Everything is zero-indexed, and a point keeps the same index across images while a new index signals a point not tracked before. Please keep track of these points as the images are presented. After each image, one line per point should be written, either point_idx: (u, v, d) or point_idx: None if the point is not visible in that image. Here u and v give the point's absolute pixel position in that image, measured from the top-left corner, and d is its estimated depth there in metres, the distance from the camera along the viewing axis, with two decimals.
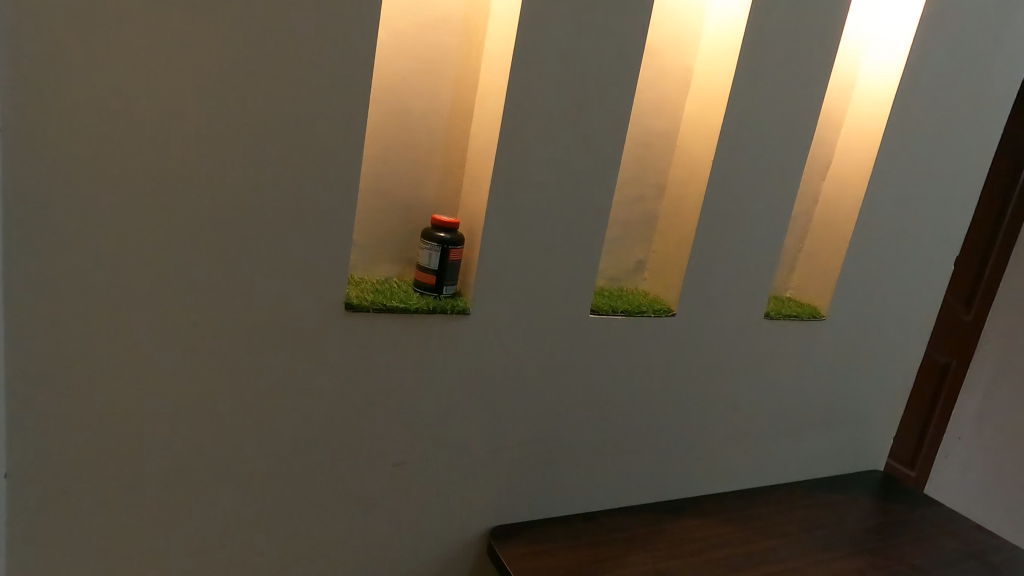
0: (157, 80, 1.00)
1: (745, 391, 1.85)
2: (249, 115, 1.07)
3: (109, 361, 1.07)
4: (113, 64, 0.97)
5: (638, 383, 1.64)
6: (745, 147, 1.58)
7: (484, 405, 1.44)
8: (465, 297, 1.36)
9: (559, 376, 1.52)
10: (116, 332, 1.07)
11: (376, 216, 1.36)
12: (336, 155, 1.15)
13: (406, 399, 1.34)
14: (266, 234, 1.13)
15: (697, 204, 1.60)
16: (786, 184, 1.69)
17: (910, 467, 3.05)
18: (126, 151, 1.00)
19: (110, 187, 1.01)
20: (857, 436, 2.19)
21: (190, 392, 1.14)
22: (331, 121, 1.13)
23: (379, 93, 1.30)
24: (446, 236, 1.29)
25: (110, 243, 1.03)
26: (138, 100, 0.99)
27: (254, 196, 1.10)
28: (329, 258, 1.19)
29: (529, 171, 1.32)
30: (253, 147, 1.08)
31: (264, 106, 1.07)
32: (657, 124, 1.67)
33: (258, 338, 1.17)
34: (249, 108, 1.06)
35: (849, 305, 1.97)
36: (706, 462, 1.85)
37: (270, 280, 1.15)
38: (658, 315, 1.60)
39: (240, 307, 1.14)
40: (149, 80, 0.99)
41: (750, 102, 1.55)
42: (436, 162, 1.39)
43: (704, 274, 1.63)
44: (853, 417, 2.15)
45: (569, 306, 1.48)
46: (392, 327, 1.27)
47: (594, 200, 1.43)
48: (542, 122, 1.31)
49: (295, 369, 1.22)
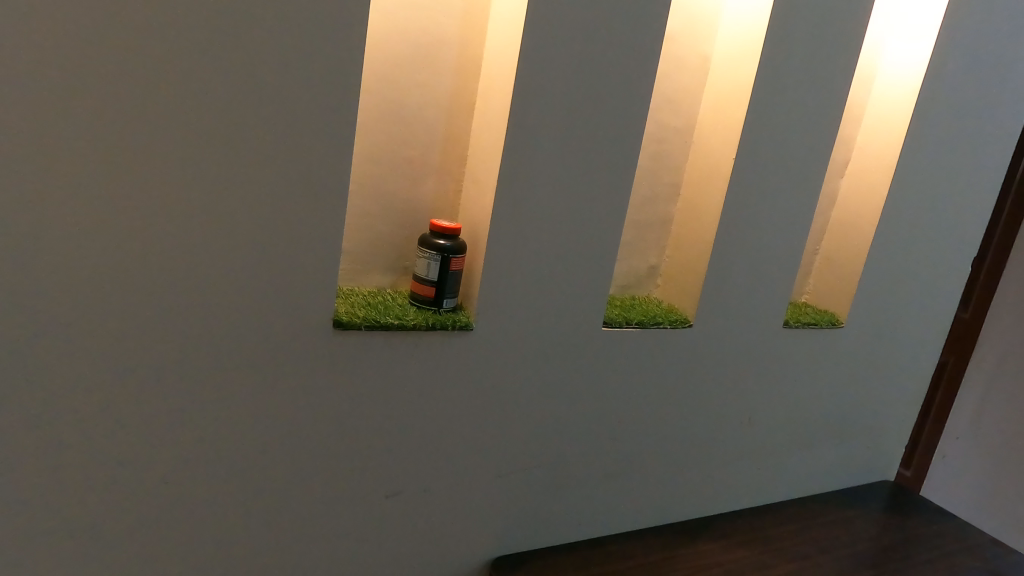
0: (112, 62, 0.84)
1: (761, 404, 1.75)
2: (224, 104, 0.91)
3: (60, 398, 0.91)
4: (63, 47, 0.81)
5: (652, 399, 1.53)
6: (768, 144, 1.47)
7: (489, 428, 1.31)
8: (467, 310, 1.23)
9: (567, 393, 1.39)
10: (69, 363, 0.90)
11: (367, 220, 1.21)
12: (326, 154, 1.00)
13: (404, 424, 1.21)
14: (245, 245, 0.98)
15: (717, 207, 1.48)
16: (810, 184, 1.58)
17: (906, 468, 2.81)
18: (77, 151, 0.84)
19: (56, 193, 0.85)
20: (870, 446, 2.10)
21: (160, 428, 0.99)
22: (321, 113, 0.98)
23: (371, 80, 1.14)
24: (446, 243, 1.15)
25: (60, 260, 0.87)
26: (93, 89, 0.83)
27: (232, 201, 0.95)
28: (318, 270, 1.05)
29: (540, 171, 1.19)
30: (233, 145, 0.93)
31: (244, 96, 0.92)
32: (673, 119, 1.55)
33: (236, 364, 1.02)
34: (226, 100, 0.91)
35: (869, 311, 1.87)
36: (718, 478, 1.75)
37: (251, 296, 1.00)
38: (674, 326, 1.49)
39: (216, 329, 0.99)
40: (105, 66, 0.83)
41: (775, 95, 1.43)
42: (434, 160, 1.25)
43: (723, 281, 1.52)
44: (867, 427, 2.06)
45: (580, 319, 1.35)
46: (389, 346, 1.13)
47: (611, 204, 1.30)
48: (556, 116, 1.18)
49: (281, 397, 1.07)
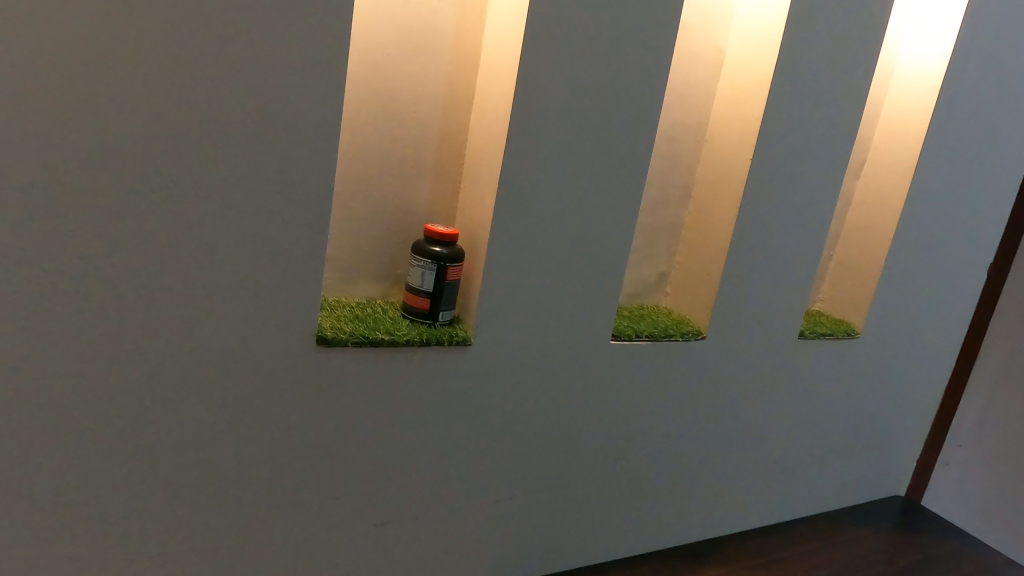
0: (77, 54, 0.74)
1: (775, 418, 1.65)
2: (198, 98, 0.81)
3: (16, 433, 0.80)
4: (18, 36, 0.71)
5: (662, 415, 1.43)
6: (787, 143, 1.37)
7: (489, 450, 1.21)
8: (464, 323, 1.12)
9: (570, 412, 1.29)
10: (25, 393, 0.80)
11: (355, 226, 1.10)
12: (311, 151, 0.90)
13: (396, 448, 1.10)
14: (221, 254, 0.87)
15: (733, 211, 1.38)
16: (829, 186, 1.48)
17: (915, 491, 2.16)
18: (35, 152, 0.75)
19: (13, 200, 0.75)
20: (883, 460, 2.01)
21: (126, 461, 0.88)
22: (306, 105, 0.88)
23: (360, 72, 1.03)
24: (442, 251, 1.05)
25: (16, 276, 0.77)
26: (52, 83, 0.74)
27: (206, 205, 0.85)
28: (301, 281, 0.94)
29: (545, 172, 1.09)
30: (207, 142, 0.83)
31: (221, 90, 0.82)
32: (684, 116, 1.45)
33: (212, 388, 0.91)
34: (199, 91, 0.81)
35: (885, 320, 1.79)
36: (728, 497, 1.65)
37: (228, 310, 0.90)
38: (686, 338, 1.39)
39: (189, 349, 0.88)
40: (66, 56, 0.74)
41: (794, 90, 1.34)
42: (428, 158, 1.13)
43: (737, 291, 1.43)
44: (881, 440, 1.97)
45: (587, 332, 1.25)
46: (380, 363, 1.03)
47: (621, 207, 1.20)
48: (564, 111, 1.08)
49: (262, 422, 0.96)
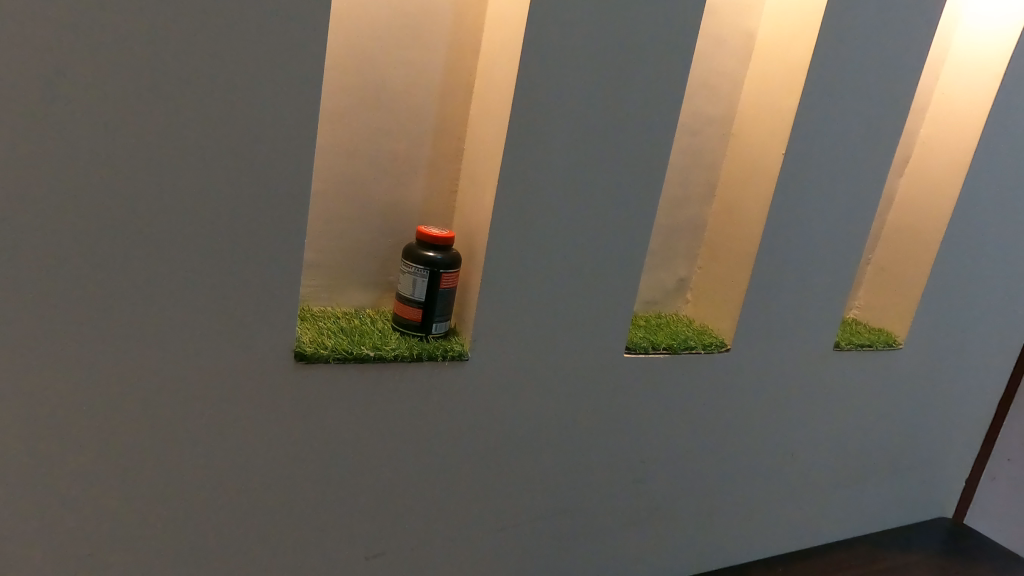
0: (14, 37, 0.66)
1: (807, 437, 1.51)
2: (153, 88, 0.72)
3: None
4: None
5: (683, 434, 1.30)
6: (824, 136, 1.24)
7: (490, 475, 1.10)
8: (461, 335, 1.01)
9: (581, 431, 1.17)
10: None
11: (341, 228, 1.00)
12: (285, 145, 0.80)
13: (385, 474, 1.00)
14: (183, 262, 0.78)
15: (762, 211, 1.25)
16: (870, 183, 1.34)
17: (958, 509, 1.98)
18: None
19: None
20: (926, 480, 1.85)
21: (78, 490, 0.79)
22: (278, 93, 0.78)
23: (345, 59, 0.93)
24: (435, 256, 0.94)
25: None
26: None
27: (164, 206, 0.75)
28: (275, 290, 0.84)
29: (550, 169, 0.97)
30: (164, 135, 0.74)
31: (179, 77, 0.73)
32: (709, 106, 1.31)
33: (177, 410, 0.82)
34: (154, 77, 0.72)
35: (930, 329, 1.63)
36: (755, 520, 1.51)
37: (192, 323, 0.80)
38: (709, 350, 1.26)
39: (151, 367, 0.79)
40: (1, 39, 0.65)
41: (834, 77, 1.20)
42: (423, 154, 1.03)
43: (766, 298, 1.29)
44: (925, 459, 1.81)
45: (599, 344, 1.13)
46: (365, 382, 0.93)
47: (638, 208, 1.08)
48: (573, 100, 0.96)
49: (234, 447, 0.87)
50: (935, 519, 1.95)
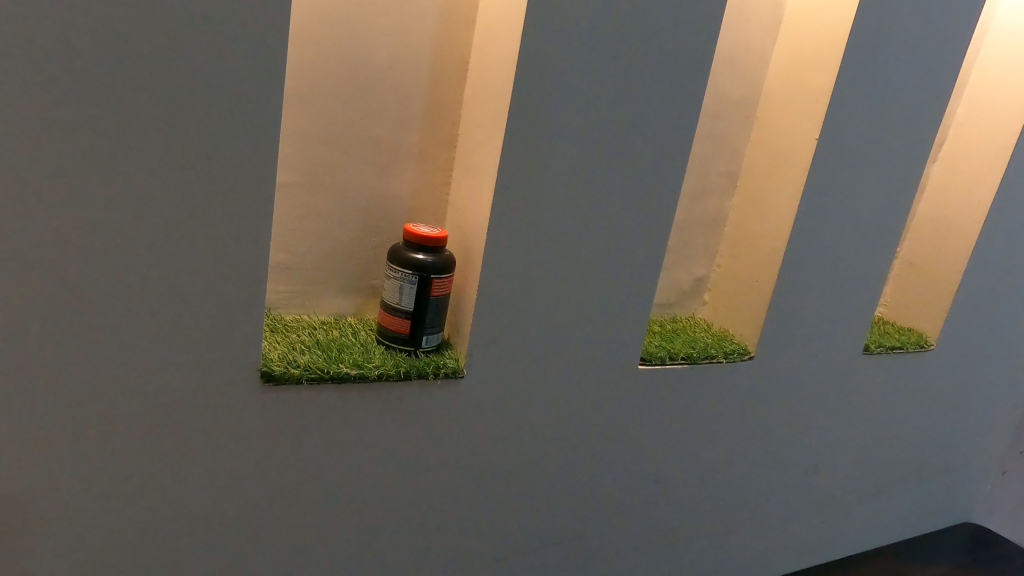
0: None
1: (833, 449, 1.40)
2: (78, 60, 0.59)
3: None
4: None
5: (701, 448, 1.18)
6: (859, 121, 1.11)
7: (493, 505, 0.97)
8: (455, 348, 0.89)
9: (592, 450, 1.04)
10: None
11: (318, 227, 0.88)
12: (245, 129, 0.66)
13: (372, 509, 0.87)
14: (122, 271, 0.65)
15: (791, 204, 1.12)
16: (907, 174, 1.21)
17: (983, 515, 1.88)
18: None
19: None
20: (951, 486, 1.74)
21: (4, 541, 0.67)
22: (234, 66, 0.64)
23: (319, 30, 0.80)
24: (425, 259, 0.81)
25: None
26: None
27: (97, 202, 0.62)
28: (236, 301, 0.71)
29: (556, 156, 0.84)
30: (95, 119, 0.61)
31: (110, 47, 0.59)
32: (731, 88, 1.18)
33: (122, 445, 0.70)
34: (80, 45, 0.58)
35: (962, 328, 1.52)
36: (776, 536, 1.40)
37: (138, 342, 0.68)
38: (731, 358, 1.14)
39: (87, 396, 0.67)
40: None
41: (873, 53, 1.08)
42: (410, 140, 0.90)
43: (793, 299, 1.17)
44: (951, 465, 1.70)
45: (610, 355, 1.00)
46: (345, 405, 0.80)
47: (656, 202, 0.95)
48: (584, 78, 0.83)
49: (193, 483, 0.74)
50: (958, 526, 1.84)
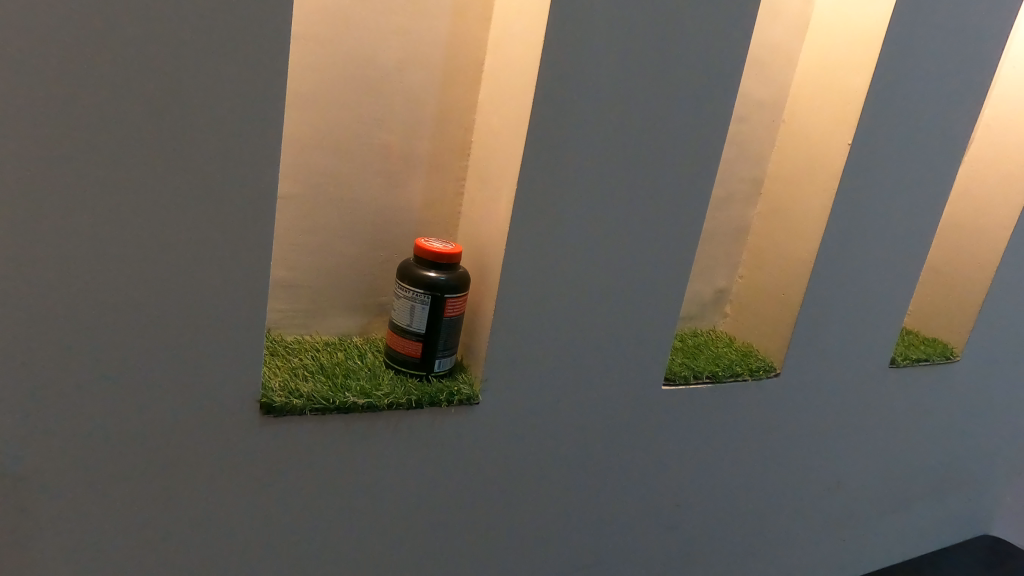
0: None
1: (864, 471, 1.33)
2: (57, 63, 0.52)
3: None
4: None
5: (727, 472, 1.11)
6: (893, 125, 1.05)
7: (510, 540, 0.91)
8: (469, 372, 0.83)
9: (614, 478, 0.97)
10: None
11: (322, 241, 0.82)
12: (244, 139, 0.60)
13: (380, 547, 0.81)
14: (108, 297, 0.59)
15: (822, 213, 1.06)
16: (940, 181, 1.15)
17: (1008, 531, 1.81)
18: None
19: None
20: (979, 504, 1.66)
21: None
22: (232, 69, 0.58)
23: (323, 28, 0.74)
24: (438, 277, 0.75)
25: None
26: None
27: (80, 220, 0.56)
28: (233, 328, 0.65)
29: (579, 166, 0.78)
30: (77, 128, 0.54)
31: (93, 50, 0.53)
32: (758, 89, 1.12)
33: (109, 486, 0.63)
34: (60, 45, 0.52)
35: (990, 338, 1.46)
36: (804, 561, 1.32)
37: (127, 373, 0.61)
38: (757, 376, 1.08)
39: (70, 435, 0.60)
40: None
41: (908, 53, 1.02)
42: (421, 148, 0.84)
43: (821, 314, 1.11)
44: (980, 482, 1.62)
45: (634, 377, 0.94)
46: (352, 436, 0.74)
47: (683, 215, 0.89)
48: (611, 82, 0.77)
49: (186, 525, 0.68)
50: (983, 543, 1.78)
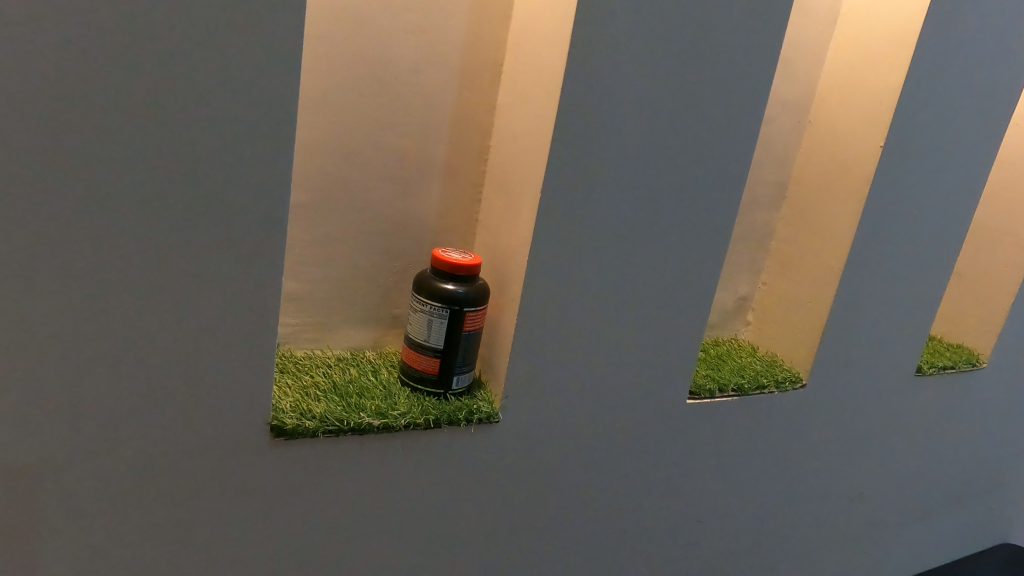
0: None
1: (888, 481, 1.29)
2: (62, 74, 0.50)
3: None
4: None
5: (750, 486, 1.08)
6: (926, 127, 1.01)
7: (529, 561, 0.87)
8: (487, 388, 0.79)
9: (636, 494, 0.94)
10: None
11: (334, 252, 0.78)
12: (255, 147, 0.57)
13: (396, 571, 0.77)
14: (116, 316, 0.56)
15: (850, 218, 1.02)
16: (972, 185, 1.11)
17: None
18: None
19: None
20: (1005, 513, 1.62)
21: None
22: (242, 75, 0.55)
23: (336, 29, 0.70)
24: (456, 291, 0.71)
25: None
26: None
27: (86, 237, 0.53)
28: (244, 346, 0.62)
29: (605, 175, 0.74)
30: (83, 140, 0.51)
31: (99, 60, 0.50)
32: (784, 90, 1.07)
33: (117, 511, 0.61)
34: (65, 54, 0.49)
35: (1016, 345, 1.41)
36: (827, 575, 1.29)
37: (136, 395, 0.59)
38: (783, 388, 1.04)
39: (77, 459, 0.58)
40: None
41: (942, 53, 0.97)
42: (437, 154, 0.80)
43: (848, 323, 1.07)
44: (1005, 490, 1.58)
45: (658, 391, 0.90)
46: (367, 457, 0.71)
47: (710, 224, 0.85)
48: (638, 85, 0.73)
49: (197, 550, 0.65)
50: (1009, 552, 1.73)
